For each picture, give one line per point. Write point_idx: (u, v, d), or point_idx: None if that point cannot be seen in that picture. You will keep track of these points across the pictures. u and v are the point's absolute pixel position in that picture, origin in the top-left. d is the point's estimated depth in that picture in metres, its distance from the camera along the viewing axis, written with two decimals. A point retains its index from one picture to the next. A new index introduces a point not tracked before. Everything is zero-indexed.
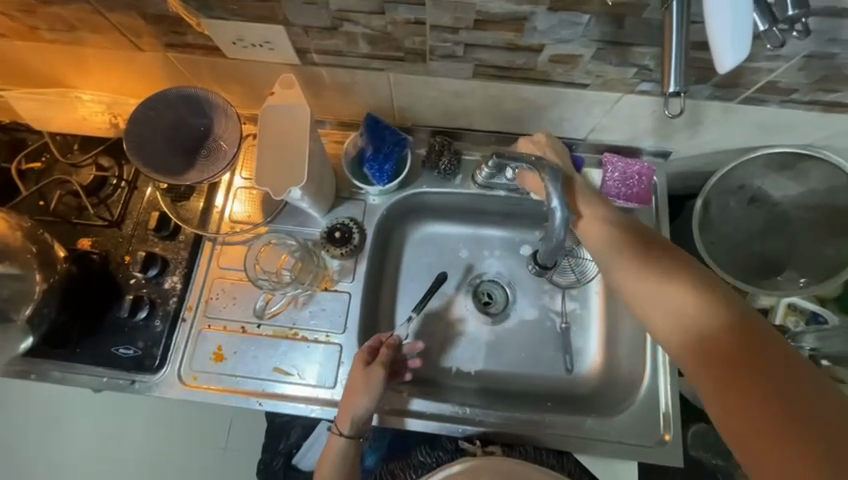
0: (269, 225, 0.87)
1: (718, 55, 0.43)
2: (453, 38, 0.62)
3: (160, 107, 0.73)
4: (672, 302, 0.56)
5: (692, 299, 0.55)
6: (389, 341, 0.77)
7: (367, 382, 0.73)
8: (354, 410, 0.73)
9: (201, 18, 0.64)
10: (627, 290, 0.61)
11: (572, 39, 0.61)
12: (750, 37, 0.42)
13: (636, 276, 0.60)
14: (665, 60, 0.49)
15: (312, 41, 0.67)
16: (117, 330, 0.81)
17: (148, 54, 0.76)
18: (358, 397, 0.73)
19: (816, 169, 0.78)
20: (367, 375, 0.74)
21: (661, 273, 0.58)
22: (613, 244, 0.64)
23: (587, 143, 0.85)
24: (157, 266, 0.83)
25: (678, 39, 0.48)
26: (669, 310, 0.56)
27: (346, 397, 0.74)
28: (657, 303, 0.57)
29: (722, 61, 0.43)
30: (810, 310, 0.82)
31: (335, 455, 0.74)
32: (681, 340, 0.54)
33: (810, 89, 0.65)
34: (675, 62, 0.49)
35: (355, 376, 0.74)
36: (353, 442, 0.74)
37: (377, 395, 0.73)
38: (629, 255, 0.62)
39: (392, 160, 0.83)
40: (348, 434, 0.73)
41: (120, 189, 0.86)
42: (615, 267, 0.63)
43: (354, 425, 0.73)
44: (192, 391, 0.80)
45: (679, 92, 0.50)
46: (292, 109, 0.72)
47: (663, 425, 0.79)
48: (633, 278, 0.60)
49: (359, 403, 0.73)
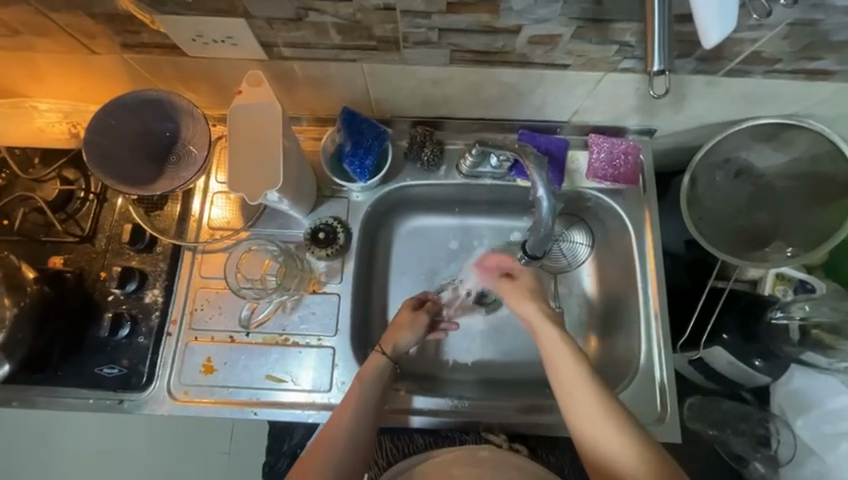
0: (250, 230, 0.84)
1: (702, 29, 0.41)
2: (426, 23, 0.59)
3: (120, 115, 0.69)
4: (578, 393, 0.65)
5: (629, 441, 0.61)
6: (436, 298, 0.84)
7: (414, 318, 0.79)
8: (398, 339, 0.76)
9: (155, 16, 0.59)
10: (584, 432, 0.64)
11: (550, 18, 0.58)
12: (736, 8, 0.41)
13: (597, 422, 0.63)
14: (648, 37, 0.47)
15: (278, 34, 0.63)
16: (99, 350, 0.78)
17: (102, 57, 0.71)
18: (404, 332, 0.77)
19: (801, 138, 0.78)
20: (415, 314, 0.79)
21: (618, 433, 0.62)
22: (578, 380, 0.66)
23: (571, 125, 0.83)
24: (136, 281, 0.79)
25: (661, 14, 0.46)
26: (602, 444, 0.62)
27: (393, 328, 0.78)
28: (608, 452, 0.62)
29: (707, 36, 0.41)
30: (798, 279, 0.82)
31: (369, 377, 0.72)
32: (576, 408, 0.65)
33: (793, 58, 0.64)
34: (658, 39, 0.47)
35: (405, 310, 0.80)
36: (387, 371, 0.74)
37: (420, 335, 0.79)
38: (591, 394, 0.65)
39: (373, 154, 0.80)
40: (387, 356, 0.75)
41: (89, 203, 0.82)
42: (576, 408, 0.65)
43: (394, 355, 0.76)
44: (184, 406, 0.78)
45: (663, 71, 0.48)
46: (263, 108, 0.68)
47: (661, 402, 0.77)
48: (594, 423, 0.63)
49: (405, 338, 0.77)
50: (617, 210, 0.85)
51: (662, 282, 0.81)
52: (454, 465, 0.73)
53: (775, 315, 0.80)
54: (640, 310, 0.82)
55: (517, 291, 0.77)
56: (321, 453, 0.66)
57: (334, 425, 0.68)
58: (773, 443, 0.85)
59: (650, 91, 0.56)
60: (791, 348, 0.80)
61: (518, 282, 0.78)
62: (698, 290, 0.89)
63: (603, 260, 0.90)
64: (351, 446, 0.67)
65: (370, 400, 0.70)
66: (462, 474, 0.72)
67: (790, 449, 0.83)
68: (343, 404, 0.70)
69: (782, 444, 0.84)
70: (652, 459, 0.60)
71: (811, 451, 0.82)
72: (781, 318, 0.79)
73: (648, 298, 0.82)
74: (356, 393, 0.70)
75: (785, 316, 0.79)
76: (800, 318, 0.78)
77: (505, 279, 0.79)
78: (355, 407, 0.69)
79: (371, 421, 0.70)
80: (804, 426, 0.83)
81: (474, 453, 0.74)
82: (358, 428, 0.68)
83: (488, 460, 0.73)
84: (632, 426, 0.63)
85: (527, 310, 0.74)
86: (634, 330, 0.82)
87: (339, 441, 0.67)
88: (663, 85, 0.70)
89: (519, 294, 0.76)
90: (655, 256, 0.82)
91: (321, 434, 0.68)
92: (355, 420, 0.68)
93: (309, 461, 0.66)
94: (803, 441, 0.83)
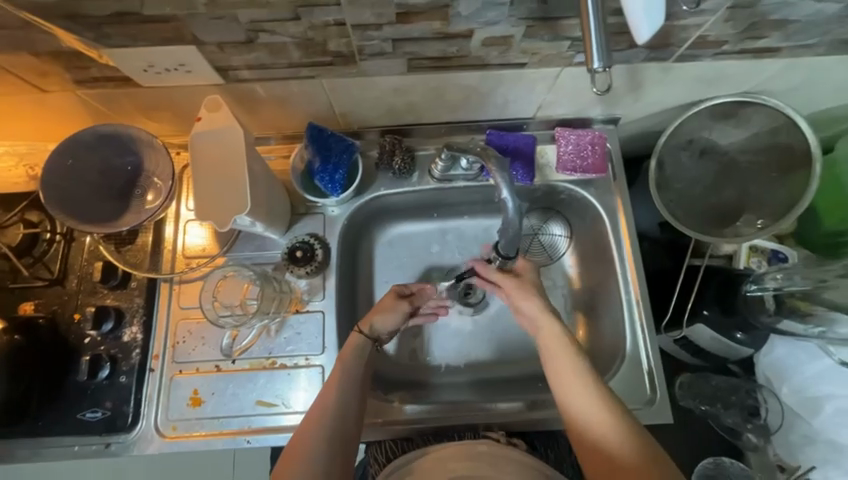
0: (227, 256, 0.83)
1: (635, 25, 0.44)
2: (378, 35, 0.59)
3: (76, 154, 0.67)
4: (565, 361, 0.69)
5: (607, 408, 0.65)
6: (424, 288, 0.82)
7: (394, 305, 0.78)
8: (377, 319, 0.77)
9: (101, 50, 0.58)
10: (582, 426, 0.65)
11: (500, 20, 0.59)
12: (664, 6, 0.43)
13: (592, 418, 0.65)
14: (586, 36, 0.48)
15: (232, 57, 0.62)
16: (80, 395, 0.76)
17: (55, 95, 0.69)
18: (383, 315, 0.77)
19: (757, 114, 0.80)
20: (397, 302, 0.79)
21: (612, 430, 0.63)
22: (573, 378, 0.68)
23: (537, 121, 0.84)
24: (112, 320, 0.77)
25: (596, 13, 0.47)
26: (584, 408, 0.66)
27: (373, 310, 0.78)
28: (604, 448, 0.63)
29: (639, 33, 0.44)
30: (771, 250, 0.86)
31: (351, 351, 0.73)
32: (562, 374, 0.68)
33: (738, 39, 0.66)
34: (596, 37, 0.47)
35: (385, 296, 0.79)
36: (368, 347, 0.75)
37: (399, 322, 0.79)
38: (585, 385, 0.66)
39: (342, 168, 0.79)
40: (364, 333, 0.75)
41: (56, 244, 0.80)
42: (569, 396, 0.67)
43: (372, 335, 0.76)
44: (173, 442, 0.76)
45: (603, 69, 0.48)
46: (224, 133, 0.67)
47: (651, 386, 0.78)
48: (590, 419, 0.65)
49: (383, 321, 0.77)
50: (590, 200, 0.86)
51: (640, 267, 0.83)
52: (453, 459, 0.73)
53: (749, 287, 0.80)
54: (622, 297, 0.83)
55: (523, 286, 0.76)
56: (312, 429, 0.66)
57: (324, 402, 0.68)
58: (762, 413, 0.88)
59: (592, 88, 0.57)
60: (768, 318, 0.80)
61: (525, 278, 0.77)
62: (678, 269, 0.92)
63: (582, 250, 0.91)
64: (340, 420, 0.67)
65: (354, 374, 0.71)
66: (459, 468, 0.72)
67: (778, 417, 0.86)
68: (329, 381, 0.70)
69: (771, 413, 0.87)
70: (639, 444, 0.62)
71: (798, 416, 0.83)
72: (754, 290, 0.79)
73: (629, 284, 0.83)
74: (341, 368, 0.71)
75: (758, 288, 0.79)
76: (774, 289, 0.77)
77: (511, 276, 0.77)
78: (342, 381, 0.70)
79: (359, 394, 0.70)
80: (789, 393, 0.84)
81: (473, 446, 0.74)
82: (344, 400, 0.69)
83: (486, 454, 0.73)
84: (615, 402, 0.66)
85: (532, 310, 0.74)
86: (619, 317, 0.83)
87: (328, 412, 0.67)
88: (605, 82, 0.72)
89: (526, 291, 0.75)
90: (631, 242, 0.83)
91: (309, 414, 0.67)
92: (342, 392, 0.69)
93: (299, 441, 0.65)
94: (790, 407, 0.84)
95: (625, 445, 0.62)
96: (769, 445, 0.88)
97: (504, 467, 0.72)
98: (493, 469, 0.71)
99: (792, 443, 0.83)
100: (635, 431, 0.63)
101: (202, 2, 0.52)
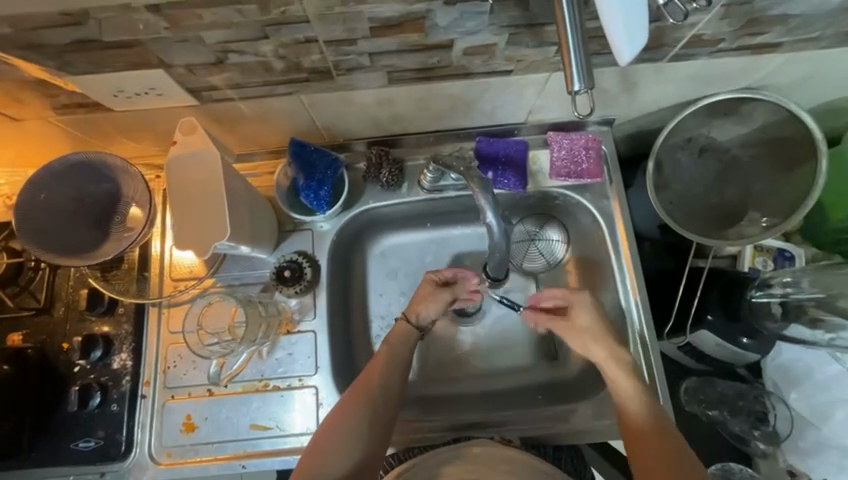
0: (215, 277, 0.81)
1: (616, 47, 0.42)
2: (354, 49, 0.57)
3: (50, 184, 0.66)
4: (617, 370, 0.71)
5: (649, 408, 0.69)
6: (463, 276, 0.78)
7: (435, 293, 0.77)
8: (420, 308, 0.77)
9: (67, 78, 0.56)
10: (621, 403, 0.70)
11: (480, 29, 0.56)
12: (646, 27, 0.42)
13: (647, 428, 0.67)
14: (564, 55, 0.45)
15: (203, 78, 0.60)
16: (72, 424, 0.75)
17: (26, 122, 0.67)
18: (428, 304, 0.77)
19: (758, 110, 0.76)
20: (438, 290, 0.77)
21: (643, 411, 0.68)
22: (626, 384, 0.70)
23: (528, 126, 0.81)
24: (100, 348, 0.76)
25: (574, 29, 0.45)
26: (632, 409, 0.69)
27: (418, 297, 0.77)
28: (636, 420, 0.68)
29: (621, 53, 0.43)
30: (776, 249, 0.84)
31: (398, 343, 0.75)
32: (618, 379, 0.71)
33: (735, 36, 0.63)
34: (574, 56, 0.45)
35: (426, 286, 0.78)
36: (413, 339, 0.77)
37: (442, 311, 0.78)
38: (632, 390, 0.70)
39: (328, 184, 0.77)
40: (411, 323, 0.77)
41: (41, 272, 0.78)
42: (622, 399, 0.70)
43: (416, 322, 0.77)
44: (168, 469, 0.75)
45: (584, 91, 0.46)
46: (200, 155, 0.65)
47: (653, 399, 0.76)
48: (628, 399, 0.69)
49: (430, 309, 0.77)
50: (586, 206, 0.83)
51: (639, 273, 0.80)
52: (448, 465, 0.70)
53: (753, 292, 0.79)
54: (622, 306, 0.80)
55: (576, 334, 0.74)
56: (349, 416, 0.68)
57: (364, 390, 0.70)
58: (770, 419, 0.85)
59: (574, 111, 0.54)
60: (775, 324, 0.78)
61: (576, 323, 0.74)
62: (680, 272, 0.88)
63: (581, 257, 0.88)
64: (377, 411, 0.69)
65: (396, 367, 0.73)
66: (456, 471, 0.70)
67: (787, 424, 0.84)
68: (371, 370, 0.72)
69: (779, 419, 0.85)
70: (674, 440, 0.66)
71: (808, 423, 0.82)
72: (760, 296, 0.78)
73: (628, 292, 0.80)
74: (387, 351, 0.74)
75: (764, 293, 0.78)
76: (781, 296, 0.77)
77: (560, 318, 0.76)
78: (384, 366, 0.73)
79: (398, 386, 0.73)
80: (798, 399, 0.84)
81: (468, 450, 0.71)
82: (390, 380, 0.72)
83: (481, 457, 0.70)
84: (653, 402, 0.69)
85: (597, 354, 0.72)
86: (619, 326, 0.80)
87: (373, 390, 0.70)
88: (588, 105, 0.75)
89: (580, 337, 0.74)
90: (630, 248, 0.80)
91: (342, 402, 0.70)
92: (384, 374, 0.72)
93: (339, 413, 0.69)
94: (799, 414, 0.83)
95: (655, 424, 0.67)
96: (779, 452, 0.85)
97: (498, 465, 0.70)
98: (488, 470, 0.70)
99: (800, 449, 0.83)
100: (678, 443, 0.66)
101: (164, 26, 0.50)
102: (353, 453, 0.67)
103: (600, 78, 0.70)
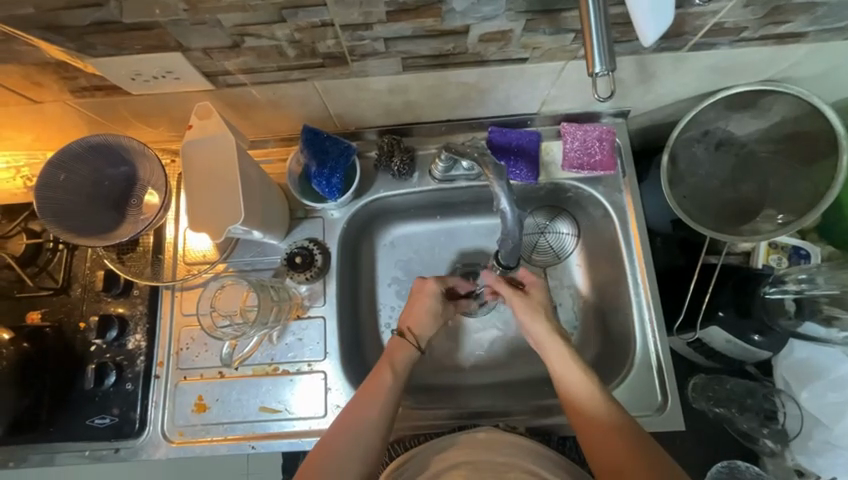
0: (227, 262, 0.82)
1: (640, 28, 0.42)
2: (369, 34, 0.57)
3: (68, 166, 0.68)
4: (559, 356, 0.71)
5: (595, 393, 0.67)
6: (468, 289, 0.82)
7: (438, 313, 0.78)
8: (427, 332, 0.77)
9: (87, 60, 0.57)
10: (566, 389, 0.69)
11: (497, 14, 0.55)
12: (672, 10, 0.41)
13: (597, 417, 0.66)
14: (586, 40, 0.45)
15: (219, 63, 0.61)
16: (89, 401, 0.77)
17: (47, 105, 0.68)
18: (426, 319, 0.77)
19: (778, 103, 0.74)
20: (442, 308, 0.78)
21: (584, 389, 0.68)
22: (572, 367, 0.70)
23: (541, 117, 0.80)
24: (116, 328, 0.78)
25: (597, 16, 0.44)
26: (583, 399, 0.67)
27: (413, 310, 0.77)
28: (587, 406, 0.67)
29: (646, 35, 0.42)
30: (792, 246, 0.83)
31: (400, 366, 0.73)
32: (564, 371, 0.70)
33: (759, 25, 0.61)
34: (597, 40, 0.44)
35: (431, 301, 0.77)
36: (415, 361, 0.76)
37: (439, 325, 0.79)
38: (579, 377, 0.69)
39: (339, 172, 0.76)
40: (421, 350, 0.76)
41: (60, 252, 0.80)
42: (574, 392, 0.68)
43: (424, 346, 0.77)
44: (180, 448, 0.77)
45: (605, 73, 0.45)
46: (213, 141, 0.66)
47: (661, 392, 0.75)
48: (563, 373, 0.70)
49: (425, 325, 0.77)
50: (598, 198, 0.82)
51: (650, 267, 0.79)
52: (451, 449, 0.70)
53: (767, 289, 0.77)
54: (631, 299, 0.80)
55: (531, 305, 0.75)
56: (347, 433, 0.67)
57: (362, 410, 0.68)
58: (780, 417, 0.84)
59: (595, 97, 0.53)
60: (787, 321, 0.77)
61: (532, 296, 0.76)
62: (692, 268, 0.88)
63: (591, 250, 0.87)
64: (369, 434, 0.67)
65: (394, 390, 0.71)
66: (456, 455, 0.70)
67: (797, 422, 0.83)
68: (366, 387, 0.70)
69: (789, 417, 0.84)
70: (632, 431, 0.64)
71: (818, 422, 0.82)
72: (775, 293, 0.77)
73: (639, 287, 0.79)
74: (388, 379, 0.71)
75: (779, 290, 0.77)
76: (795, 291, 0.76)
77: (519, 291, 0.76)
78: (372, 396, 0.70)
79: (396, 406, 0.70)
80: (809, 398, 0.83)
81: (472, 436, 0.71)
82: (381, 414, 0.68)
83: (484, 441, 0.70)
84: (600, 384, 0.68)
85: (540, 331, 0.73)
86: (630, 322, 0.79)
87: (367, 417, 0.68)
88: (607, 88, 0.73)
89: (534, 309, 0.75)
90: (642, 242, 0.80)
91: (342, 417, 0.69)
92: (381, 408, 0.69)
93: (342, 428, 0.68)
94: (810, 414, 0.83)
95: (612, 406, 0.66)
96: (786, 451, 0.85)
97: (501, 450, 0.69)
98: (492, 453, 0.69)
99: (809, 448, 0.82)
100: (640, 438, 0.63)
101: (182, 7, 0.50)
102: (353, 471, 0.65)
103: (617, 68, 0.69)
